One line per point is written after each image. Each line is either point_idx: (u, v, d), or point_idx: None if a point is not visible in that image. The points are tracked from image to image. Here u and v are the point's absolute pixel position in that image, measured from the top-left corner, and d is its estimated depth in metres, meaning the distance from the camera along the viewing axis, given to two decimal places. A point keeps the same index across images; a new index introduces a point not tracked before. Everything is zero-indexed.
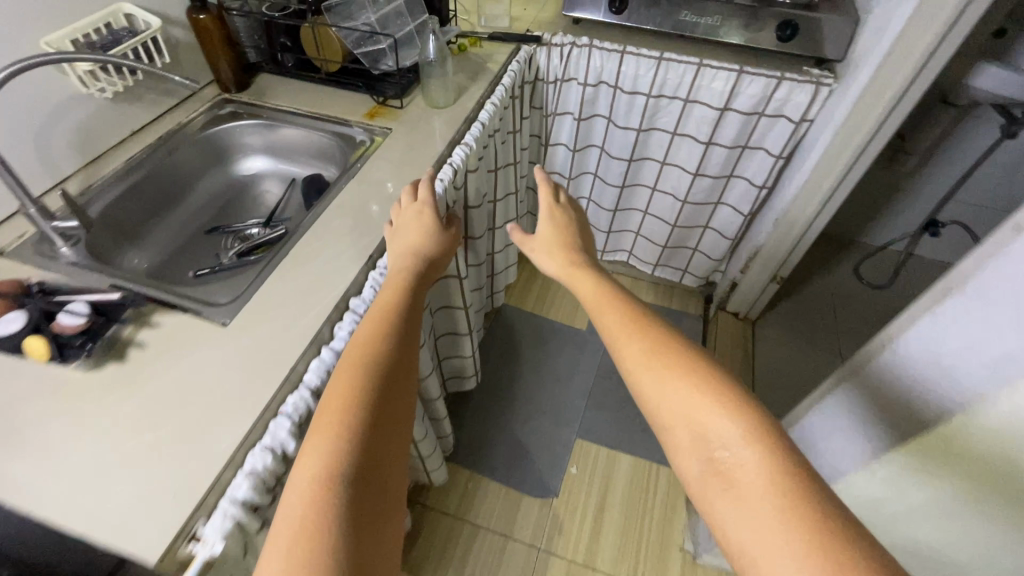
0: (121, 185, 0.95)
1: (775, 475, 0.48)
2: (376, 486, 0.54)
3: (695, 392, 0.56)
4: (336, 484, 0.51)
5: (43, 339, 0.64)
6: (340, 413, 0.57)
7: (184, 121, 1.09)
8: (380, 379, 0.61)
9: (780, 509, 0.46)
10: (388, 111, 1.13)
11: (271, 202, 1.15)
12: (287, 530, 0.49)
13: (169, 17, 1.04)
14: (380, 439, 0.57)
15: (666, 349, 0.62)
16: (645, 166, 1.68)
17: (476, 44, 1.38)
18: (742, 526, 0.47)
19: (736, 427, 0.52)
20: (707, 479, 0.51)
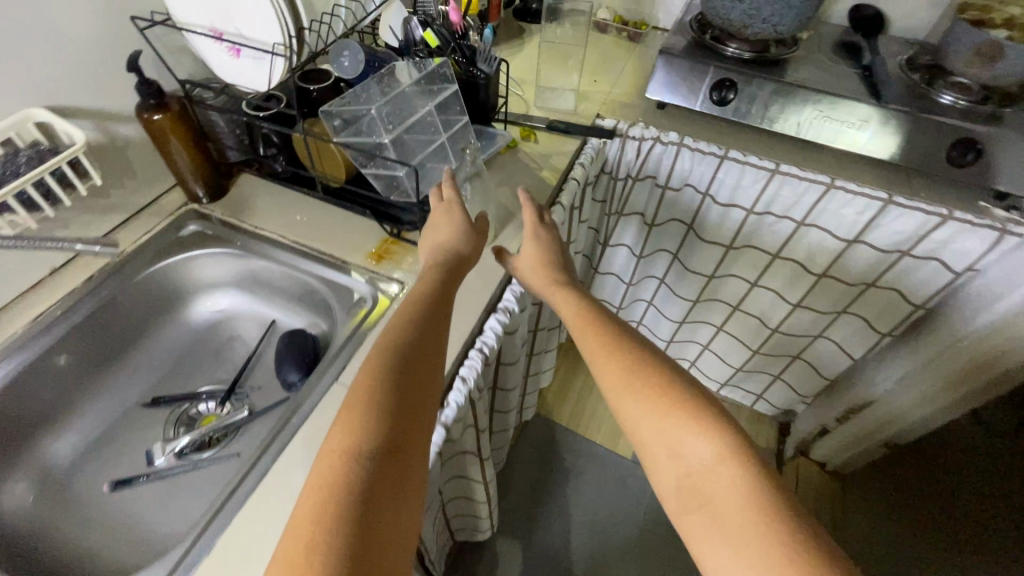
0: (18, 367, 0.67)
1: (747, 498, 0.47)
2: (400, 470, 0.50)
3: (672, 410, 0.54)
4: (356, 462, 0.48)
5: None
6: (360, 398, 0.53)
7: (128, 250, 0.80)
8: (404, 363, 0.57)
9: (755, 540, 0.45)
10: (403, 249, 0.83)
11: (239, 357, 0.86)
12: (305, 503, 0.46)
13: (112, 113, 0.75)
14: (403, 424, 0.53)
15: (648, 366, 0.59)
16: (727, 283, 1.32)
17: (528, 135, 1.05)
18: (718, 546, 0.47)
19: (710, 445, 0.51)
20: (683, 502, 0.50)
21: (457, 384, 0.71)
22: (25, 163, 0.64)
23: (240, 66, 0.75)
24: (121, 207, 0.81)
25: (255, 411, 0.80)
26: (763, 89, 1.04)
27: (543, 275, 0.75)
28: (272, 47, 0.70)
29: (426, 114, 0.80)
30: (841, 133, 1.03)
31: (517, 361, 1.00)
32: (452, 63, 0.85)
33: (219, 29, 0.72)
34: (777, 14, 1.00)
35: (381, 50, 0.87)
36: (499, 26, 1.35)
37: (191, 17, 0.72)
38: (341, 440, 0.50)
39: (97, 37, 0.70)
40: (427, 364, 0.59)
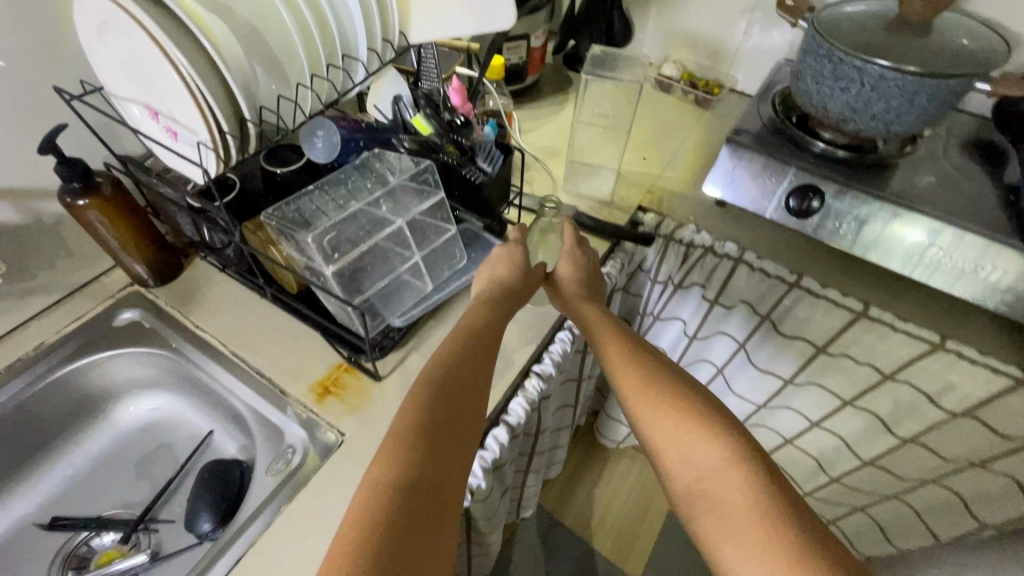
0: None
1: (757, 505, 0.43)
2: (442, 503, 0.41)
3: (677, 413, 0.49)
4: (394, 494, 0.40)
5: None
6: (399, 428, 0.45)
7: (47, 341, 0.69)
8: (451, 380, 0.50)
9: (769, 551, 0.41)
10: (356, 383, 0.67)
11: (163, 474, 0.73)
12: (342, 546, 0.37)
13: (35, 189, 0.64)
14: (444, 443, 0.45)
15: (657, 367, 0.54)
16: (782, 414, 1.07)
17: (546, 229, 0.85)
18: (736, 555, 0.42)
19: (724, 453, 0.46)
20: (696, 510, 0.46)
21: None
22: None
23: (173, 148, 0.60)
24: (48, 288, 0.70)
25: (160, 555, 0.66)
26: (859, 204, 0.80)
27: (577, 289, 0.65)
28: (201, 143, 0.55)
29: (396, 228, 0.65)
30: (965, 276, 0.76)
31: (497, 509, 0.82)
32: (447, 148, 0.70)
33: (152, 105, 0.57)
34: (892, 112, 0.76)
35: (367, 121, 0.72)
36: (542, 77, 1.16)
37: (121, 88, 0.58)
38: (380, 471, 0.41)
39: (13, 109, 0.59)
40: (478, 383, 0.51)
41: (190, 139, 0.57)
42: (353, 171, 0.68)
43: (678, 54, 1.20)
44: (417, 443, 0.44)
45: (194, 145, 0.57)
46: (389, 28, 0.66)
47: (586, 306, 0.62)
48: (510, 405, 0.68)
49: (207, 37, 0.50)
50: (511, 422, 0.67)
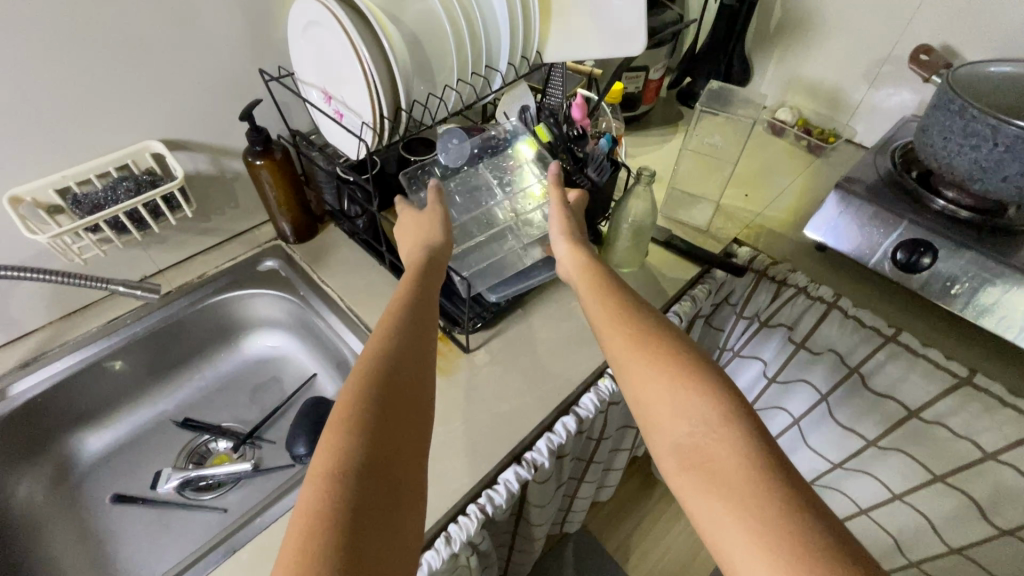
0: (79, 362, 0.73)
1: (750, 461, 0.44)
2: (399, 473, 0.43)
3: (671, 375, 0.50)
4: (348, 472, 0.41)
5: None
6: (343, 407, 0.45)
7: (208, 273, 0.84)
8: (400, 354, 0.50)
9: (747, 503, 0.41)
10: (448, 351, 0.75)
11: (271, 401, 0.85)
12: (295, 544, 0.37)
13: (227, 148, 0.80)
14: (403, 408, 0.47)
15: (650, 333, 0.54)
16: (859, 480, 1.02)
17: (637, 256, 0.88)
18: (719, 508, 0.42)
19: (706, 413, 0.47)
20: (682, 465, 0.46)
21: (439, 542, 0.59)
22: (123, 193, 0.68)
23: (334, 125, 0.72)
24: (217, 231, 0.86)
25: (260, 467, 0.77)
26: (977, 268, 0.76)
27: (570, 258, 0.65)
28: (362, 123, 0.67)
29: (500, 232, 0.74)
30: None
31: (550, 502, 0.86)
32: (561, 158, 0.76)
33: (329, 91, 0.70)
34: None
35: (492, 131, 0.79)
36: (654, 108, 1.22)
37: (307, 74, 0.71)
38: (324, 456, 0.42)
39: (226, 83, 0.74)
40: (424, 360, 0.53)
41: (353, 119, 0.69)
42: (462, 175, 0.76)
43: (796, 99, 1.21)
44: (370, 415, 0.44)
45: (354, 124, 0.69)
46: (529, 45, 0.75)
47: (586, 274, 0.63)
48: (582, 399, 0.72)
49: (386, 34, 0.61)
50: (581, 413, 0.71)
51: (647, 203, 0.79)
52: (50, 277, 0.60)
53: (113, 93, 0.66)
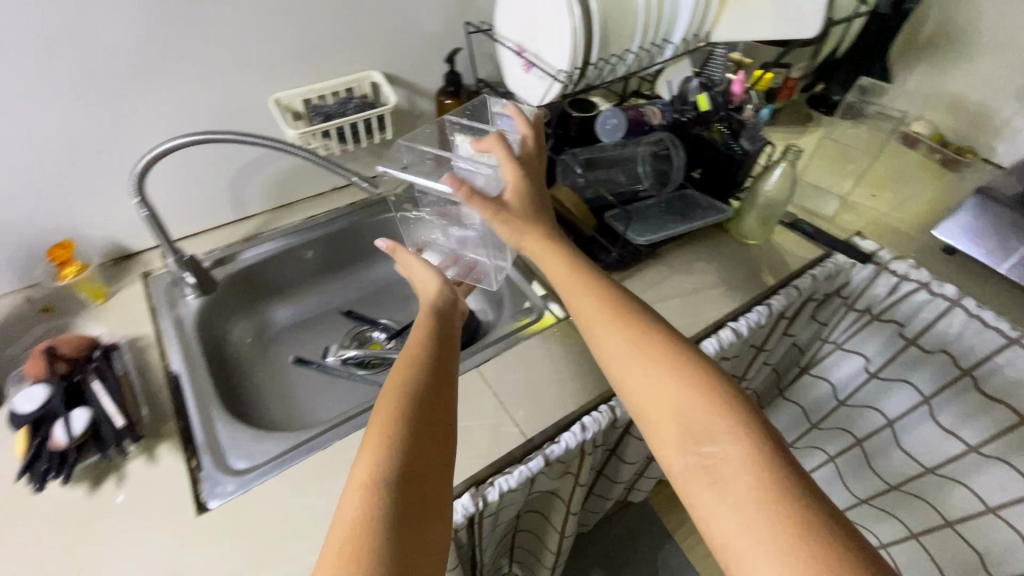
0: (284, 244, 0.89)
1: (762, 484, 0.43)
2: (426, 491, 0.44)
3: (673, 386, 0.51)
4: (383, 501, 0.41)
5: (27, 440, 0.56)
6: (377, 436, 0.46)
7: (384, 192, 0.99)
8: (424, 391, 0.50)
9: (755, 502, 0.42)
10: None
11: (417, 309, 0.98)
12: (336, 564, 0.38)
13: (421, 88, 0.94)
14: (428, 431, 0.47)
15: (647, 343, 0.54)
16: (955, 492, 0.99)
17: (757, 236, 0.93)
18: (730, 522, 0.42)
19: (713, 415, 0.48)
20: (693, 478, 0.46)
21: (575, 427, 0.69)
22: (351, 108, 0.83)
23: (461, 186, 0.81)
24: (395, 160, 1.00)
25: None
26: None
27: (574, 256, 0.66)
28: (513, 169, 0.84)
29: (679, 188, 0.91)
30: None
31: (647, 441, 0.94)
32: (713, 130, 0.86)
33: (524, 46, 0.82)
34: None
35: (649, 113, 0.90)
36: (784, 107, 1.25)
37: (508, 32, 0.84)
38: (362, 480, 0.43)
39: (435, 31, 0.88)
40: (445, 385, 0.53)
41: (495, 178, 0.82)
42: (615, 145, 0.87)
43: (934, 115, 1.21)
44: (399, 442, 0.45)
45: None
46: (703, 25, 0.84)
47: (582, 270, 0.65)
48: (703, 342, 0.80)
49: None
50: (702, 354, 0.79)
51: (786, 181, 0.86)
52: (310, 155, 0.73)
53: (356, 26, 0.81)
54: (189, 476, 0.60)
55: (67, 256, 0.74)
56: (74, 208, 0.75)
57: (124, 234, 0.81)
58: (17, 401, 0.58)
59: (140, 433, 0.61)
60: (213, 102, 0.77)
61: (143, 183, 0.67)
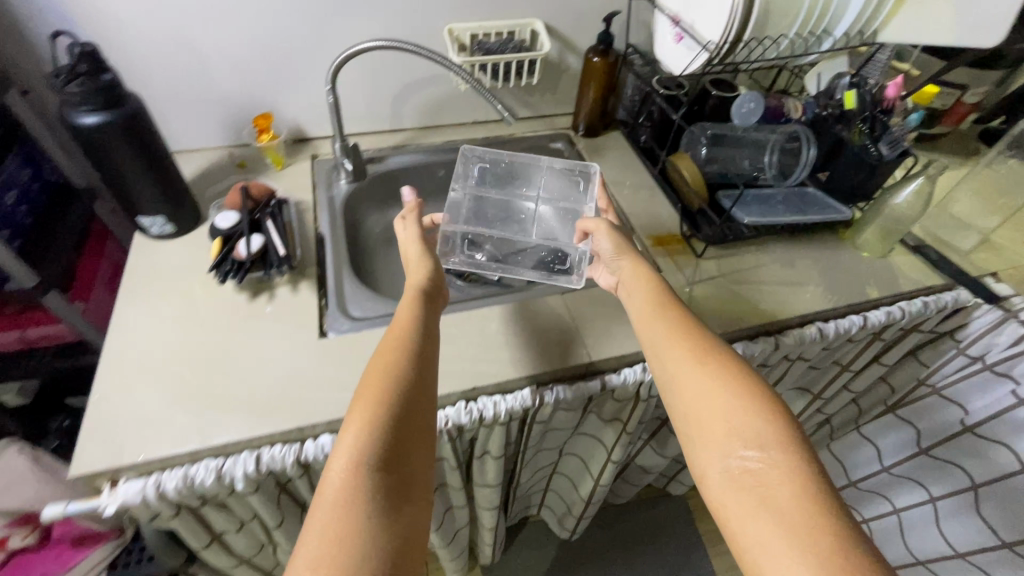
0: (422, 158, 1.02)
1: (801, 495, 0.46)
2: (402, 459, 0.49)
3: (727, 402, 0.54)
4: (367, 476, 0.46)
5: (219, 247, 0.75)
6: (359, 412, 0.50)
7: (515, 134, 1.09)
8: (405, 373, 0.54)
9: (793, 512, 0.45)
10: (681, 249, 0.88)
11: None
12: (331, 519, 0.44)
13: (572, 45, 1.02)
14: (410, 404, 0.52)
15: (710, 354, 0.58)
16: None
17: (874, 249, 0.90)
18: (765, 531, 0.46)
19: (762, 429, 0.51)
20: (732, 489, 0.49)
21: (637, 367, 0.76)
22: (509, 48, 0.93)
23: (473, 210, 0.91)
24: (533, 107, 1.09)
25: None
26: None
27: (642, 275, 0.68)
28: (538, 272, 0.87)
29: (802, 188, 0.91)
30: None
31: None
32: (853, 130, 0.84)
33: (680, 17, 0.86)
34: None
35: (789, 107, 0.91)
36: (948, 133, 1.15)
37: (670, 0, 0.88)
38: (342, 460, 0.47)
39: None
40: (427, 369, 0.56)
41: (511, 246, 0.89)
42: (746, 129, 0.90)
43: None
44: (388, 415, 0.50)
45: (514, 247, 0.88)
46: (870, 23, 0.83)
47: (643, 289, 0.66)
48: (782, 332, 0.81)
49: None
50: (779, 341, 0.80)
51: (922, 196, 0.82)
52: (465, 76, 0.84)
53: None
54: (318, 309, 0.75)
55: (266, 124, 0.91)
56: (277, 89, 0.92)
57: (305, 121, 0.98)
58: (218, 219, 0.76)
59: (292, 265, 0.77)
60: (399, 21, 0.90)
61: (335, 76, 0.82)
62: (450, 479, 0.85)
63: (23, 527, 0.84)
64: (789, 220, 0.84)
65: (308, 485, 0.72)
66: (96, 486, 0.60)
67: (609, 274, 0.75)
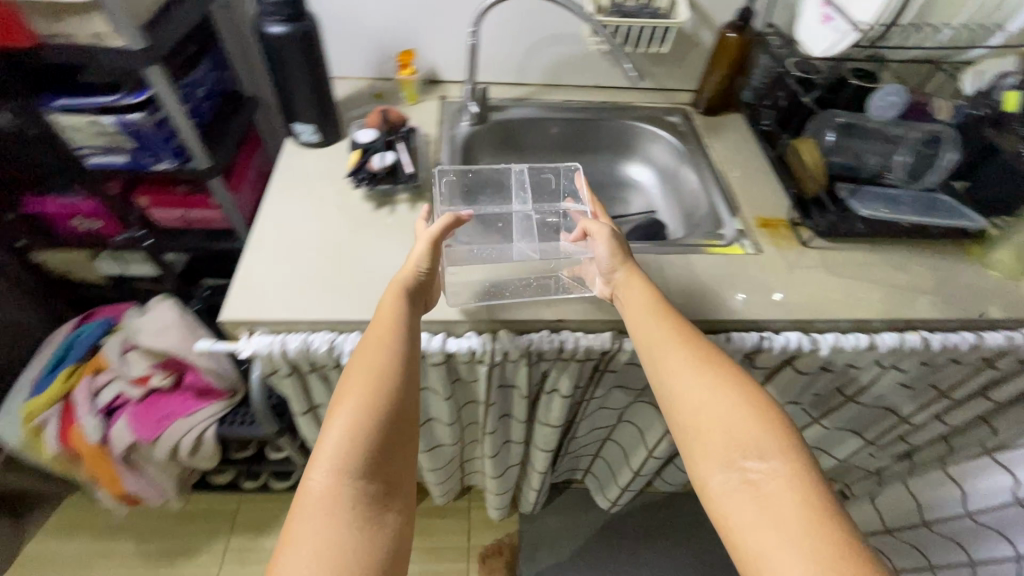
0: (539, 113, 1.07)
1: (808, 504, 0.47)
2: (387, 456, 0.53)
3: (740, 414, 0.53)
4: (350, 483, 0.50)
5: (356, 157, 0.84)
6: (340, 421, 0.53)
7: (632, 103, 1.10)
8: (387, 374, 0.56)
9: (799, 517, 0.46)
10: (785, 234, 0.87)
11: (616, 210, 1.10)
12: (322, 520, 0.48)
13: (708, 19, 1.01)
14: (389, 402, 0.55)
15: (719, 362, 0.58)
16: None
17: (1008, 271, 0.83)
18: (769, 544, 0.46)
19: (772, 440, 0.51)
20: (737, 501, 0.49)
21: (720, 335, 0.77)
22: (646, 13, 0.94)
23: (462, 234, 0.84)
24: (655, 79, 1.10)
25: None
26: None
27: (645, 305, 0.65)
28: None
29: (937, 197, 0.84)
30: None
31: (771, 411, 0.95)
32: (1008, 136, 0.78)
33: None
34: None
35: (934, 104, 0.86)
36: None
37: None
38: (325, 470, 0.50)
39: None
40: (412, 358, 0.59)
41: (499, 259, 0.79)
42: (882, 121, 0.88)
43: None
44: (370, 418, 0.53)
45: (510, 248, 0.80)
46: None
47: (647, 320, 0.64)
48: (881, 333, 0.78)
49: None
50: (876, 341, 0.77)
51: None
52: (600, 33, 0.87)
53: None
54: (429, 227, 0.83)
55: (408, 60, 0.99)
56: (423, 30, 1.00)
57: (441, 63, 1.05)
58: (359, 134, 0.86)
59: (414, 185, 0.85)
60: None
61: (480, 19, 0.88)
62: (515, 410, 0.91)
63: (164, 370, 1.00)
64: (911, 220, 0.80)
65: None
66: (235, 334, 0.73)
67: (604, 285, 0.72)
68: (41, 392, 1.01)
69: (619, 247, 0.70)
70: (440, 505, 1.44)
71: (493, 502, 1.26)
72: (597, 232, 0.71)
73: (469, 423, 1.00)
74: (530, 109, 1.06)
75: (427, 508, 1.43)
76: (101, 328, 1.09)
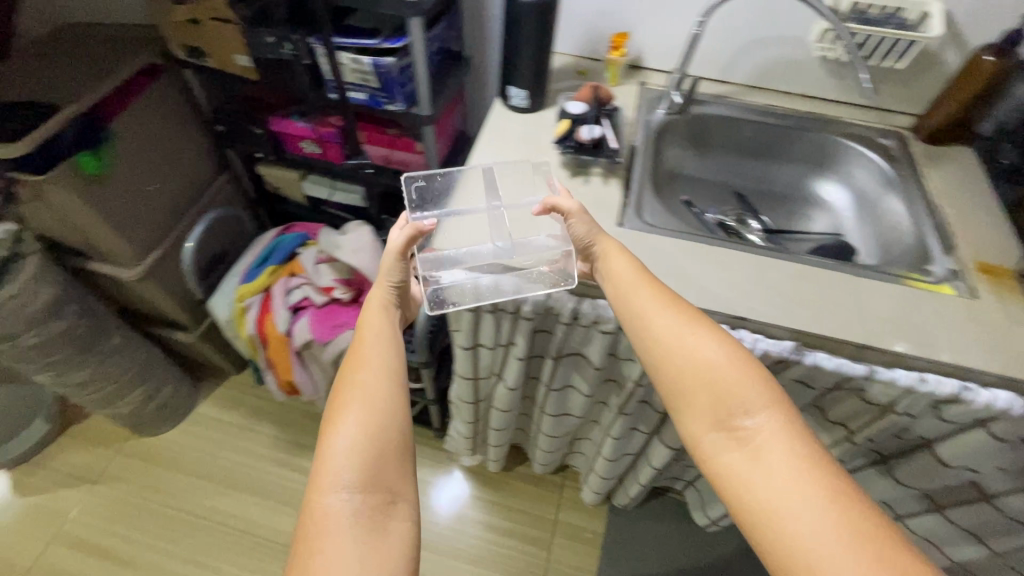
0: (737, 113, 1.05)
1: (798, 449, 0.52)
2: (384, 458, 0.60)
3: (744, 374, 0.59)
4: (350, 495, 0.56)
5: (565, 125, 0.88)
6: (338, 426, 0.60)
7: (841, 117, 1.04)
8: (371, 380, 0.64)
9: (790, 454, 0.52)
10: (1009, 285, 0.78)
11: (797, 227, 1.05)
12: (335, 526, 0.54)
13: (960, 40, 0.92)
14: (379, 401, 0.63)
15: (705, 321, 0.64)
16: None
17: None
18: (769, 487, 0.51)
19: (762, 396, 0.57)
20: (739, 462, 0.54)
21: (913, 374, 0.72)
22: (891, 25, 0.89)
23: (441, 240, 0.82)
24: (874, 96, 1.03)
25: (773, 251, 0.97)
26: None
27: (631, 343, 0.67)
28: (758, 272, 0.79)
29: None
30: None
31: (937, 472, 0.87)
32: None
33: None
34: None
35: None
36: None
37: None
38: (329, 480, 0.57)
39: None
40: (395, 365, 0.67)
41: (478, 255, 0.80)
42: None
43: None
44: (362, 419, 0.61)
45: (489, 246, 0.80)
46: None
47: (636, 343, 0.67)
48: None
49: None
50: None
51: None
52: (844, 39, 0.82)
53: None
54: (619, 204, 0.86)
55: (621, 42, 1.02)
56: (641, 15, 1.02)
57: (648, 50, 1.07)
58: (570, 105, 0.90)
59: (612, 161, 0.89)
60: None
61: (712, 11, 0.89)
62: (656, 399, 0.92)
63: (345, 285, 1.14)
64: None
65: (556, 339, 0.86)
66: None
67: (585, 262, 0.77)
68: (250, 281, 1.20)
69: (604, 259, 0.73)
70: (534, 475, 1.49)
71: (592, 486, 1.28)
72: (571, 212, 0.74)
73: (601, 401, 1.03)
74: (728, 108, 1.05)
75: (522, 473, 1.49)
76: (299, 240, 1.25)
